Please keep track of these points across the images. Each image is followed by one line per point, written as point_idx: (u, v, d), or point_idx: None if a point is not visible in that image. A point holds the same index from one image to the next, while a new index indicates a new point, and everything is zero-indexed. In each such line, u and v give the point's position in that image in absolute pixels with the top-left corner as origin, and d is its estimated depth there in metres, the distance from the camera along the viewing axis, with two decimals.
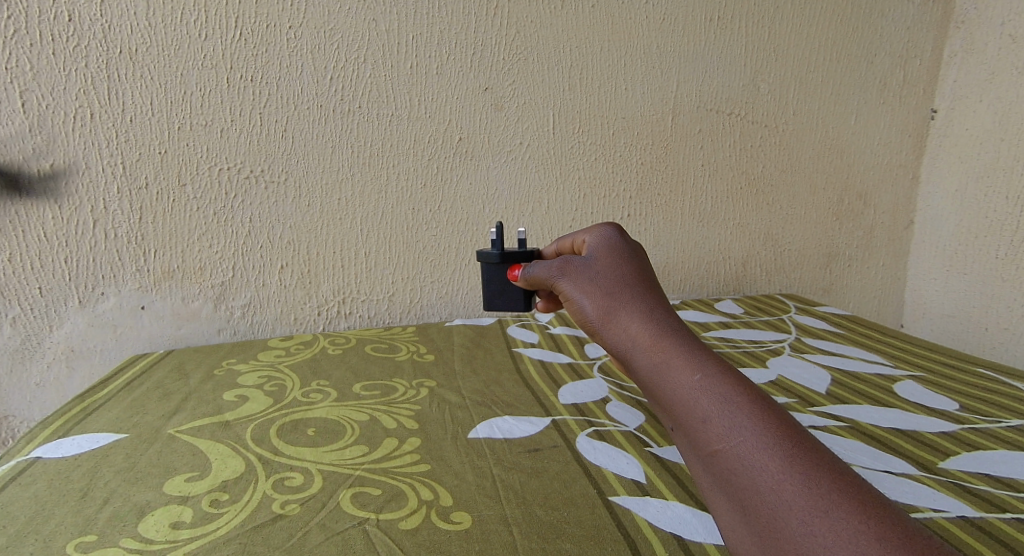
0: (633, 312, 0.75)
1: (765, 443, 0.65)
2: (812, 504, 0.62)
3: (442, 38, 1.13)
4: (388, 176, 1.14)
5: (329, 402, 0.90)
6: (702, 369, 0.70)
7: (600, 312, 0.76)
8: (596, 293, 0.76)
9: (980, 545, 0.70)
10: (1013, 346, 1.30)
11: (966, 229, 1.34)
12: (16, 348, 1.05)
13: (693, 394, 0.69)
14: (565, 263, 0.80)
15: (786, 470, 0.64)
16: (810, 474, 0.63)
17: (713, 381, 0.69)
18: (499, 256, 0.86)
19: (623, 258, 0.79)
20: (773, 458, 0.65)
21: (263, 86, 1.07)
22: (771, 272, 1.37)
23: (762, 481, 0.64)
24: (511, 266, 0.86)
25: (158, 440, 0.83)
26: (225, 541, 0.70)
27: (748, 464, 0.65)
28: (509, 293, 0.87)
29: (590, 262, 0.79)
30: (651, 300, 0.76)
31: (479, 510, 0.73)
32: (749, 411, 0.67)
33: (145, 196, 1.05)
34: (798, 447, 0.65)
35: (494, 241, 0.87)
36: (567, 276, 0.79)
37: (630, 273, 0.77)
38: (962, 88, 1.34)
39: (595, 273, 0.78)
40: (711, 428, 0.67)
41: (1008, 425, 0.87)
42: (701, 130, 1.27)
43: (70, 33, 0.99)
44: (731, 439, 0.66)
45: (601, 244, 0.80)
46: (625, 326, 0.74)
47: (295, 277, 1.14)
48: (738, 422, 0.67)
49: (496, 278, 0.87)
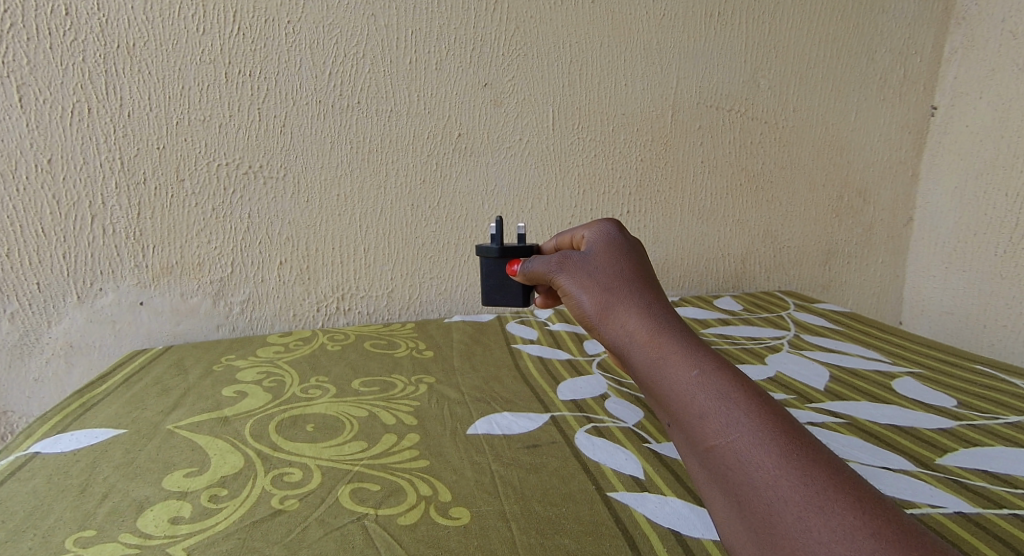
0: (631, 307, 0.75)
1: (762, 439, 0.65)
2: (809, 501, 0.62)
3: (442, 33, 1.13)
4: (387, 171, 1.14)
5: (328, 398, 0.90)
6: (700, 364, 0.70)
7: (599, 308, 0.76)
8: (595, 288, 0.76)
9: (977, 542, 0.70)
10: (1012, 343, 1.30)
11: (965, 226, 1.34)
12: (15, 343, 1.04)
13: (691, 390, 0.69)
14: (563, 258, 0.79)
15: (782, 466, 0.64)
16: (807, 470, 0.63)
17: (710, 377, 0.69)
18: (499, 251, 0.86)
19: (622, 253, 0.79)
20: (770, 454, 0.65)
21: (263, 81, 1.07)
22: (770, 268, 1.37)
23: (759, 477, 0.64)
24: (511, 261, 0.86)
25: (157, 436, 0.83)
26: (224, 536, 0.70)
27: (745, 459, 0.65)
28: (509, 288, 0.87)
29: (589, 257, 0.79)
30: (649, 296, 0.76)
31: (478, 506, 0.73)
32: (747, 407, 0.67)
33: (143, 192, 1.05)
34: (795, 444, 0.65)
35: (494, 237, 0.87)
36: (566, 272, 0.79)
37: (628, 269, 0.77)
38: (962, 85, 1.33)
39: (594, 268, 0.78)
40: (708, 423, 0.67)
41: (1005, 421, 0.87)
42: (700, 127, 1.27)
43: (67, 27, 0.99)
44: (728, 435, 0.66)
45: (601, 240, 0.80)
46: (624, 322, 0.74)
47: (294, 273, 1.14)
48: (735, 418, 0.67)
49: (496, 274, 0.87)
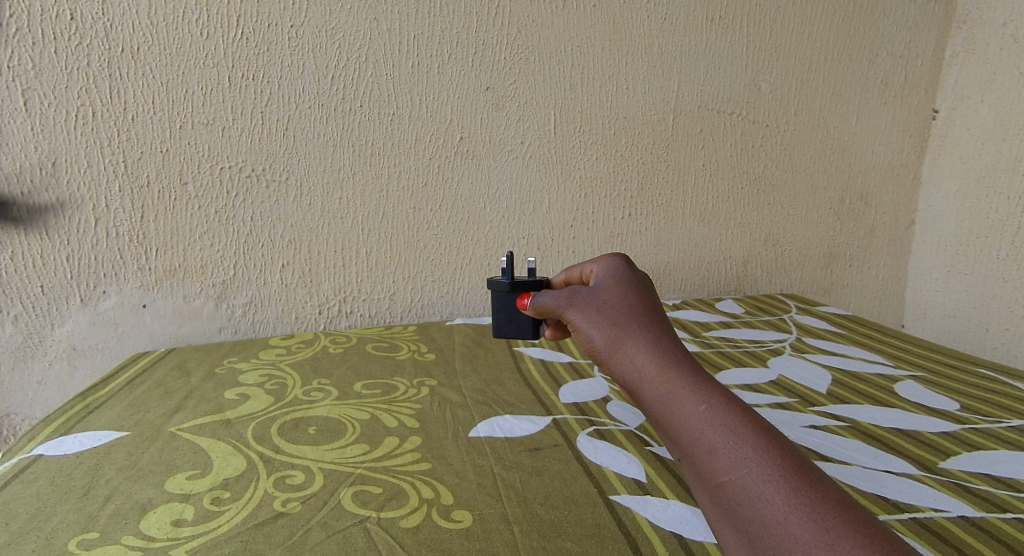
0: (639, 341, 0.72)
1: (770, 476, 0.64)
2: (819, 538, 0.60)
3: (443, 37, 1.13)
4: (388, 175, 1.15)
5: (329, 401, 0.91)
6: (707, 399, 0.68)
7: (607, 342, 0.73)
8: (603, 323, 0.74)
9: (980, 544, 0.70)
10: (1014, 347, 1.30)
11: (967, 230, 1.35)
12: (17, 346, 1.05)
13: (699, 426, 0.67)
14: (573, 293, 0.78)
15: (792, 504, 0.62)
16: (816, 507, 0.62)
17: (717, 412, 0.67)
18: (509, 284, 0.85)
19: (630, 288, 0.77)
20: (779, 490, 0.63)
21: (265, 86, 1.07)
22: (771, 272, 1.37)
23: (769, 514, 0.62)
24: (521, 295, 0.84)
25: (159, 439, 0.83)
26: (226, 539, 0.70)
27: (754, 496, 0.63)
28: (519, 321, 0.85)
29: (598, 292, 0.77)
30: (658, 330, 0.73)
31: (479, 509, 0.73)
32: (755, 443, 0.65)
33: (146, 195, 1.05)
34: (804, 479, 0.63)
35: (505, 270, 0.86)
36: (576, 307, 0.77)
37: (636, 304, 0.75)
38: (962, 89, 1.34)
39: (602, 303, 0.76)
40: (716, 459, 0.66)
41: (1008, 425, 0.87)
42: (701, 130, 1.27)
43: (71, 32, 0.99)
44: (736, 471, 0.65)
45: (609, 275, 0.78)
46: (633, 356, 0.72)
47: (296, 276, 1.14)
48: (744, 454, 0.65)
49: (507, 307, 0.85)
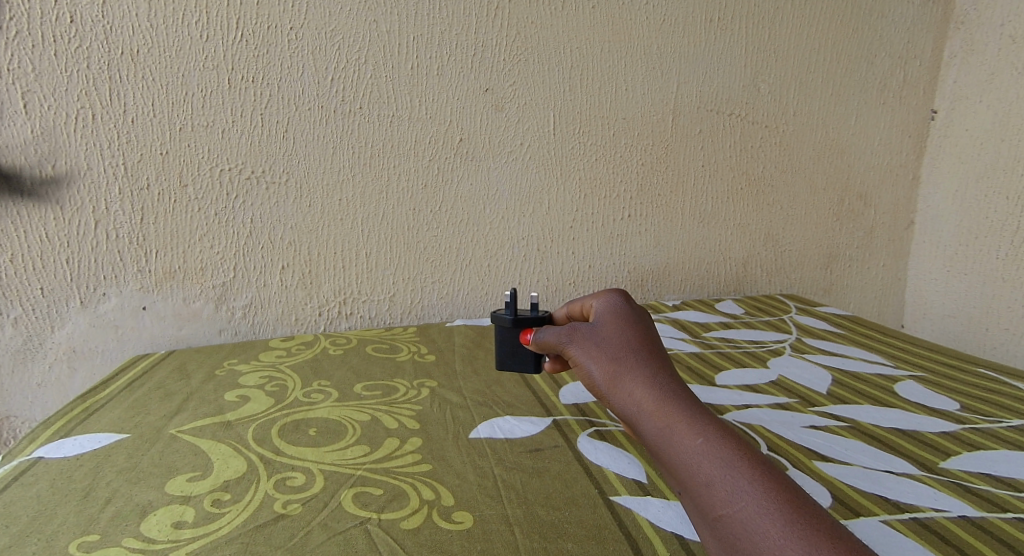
0: (638, 375, 0.71)
1: (766, 508, 0.63)
2: None
3: (442, 39, 1.13)
4: (388, 176, 1.15)
5: (329, 402, 0.91)
6: (705, 432, 0.67)
7: (607, 378, 0.72)
8: (603, 358, 0.73)
9: (980, 545, 0.69)
10: (1013, 346, 1.31)
11: (966, 230, 1.35)
12: (18, 348, 1.05)
13: (696, 458, 0.66)
14: (573, 329, 0.77)
15: (788, 536, 0.62)
16: (811, 539, 0.61)
17: (714, 445, 0.66)
18: (511, 320, 0.84)
19: (629, 323, 0.76)
20: (775, 523, 0.62)
21: (264, 88, 1.07)
22: (771, 272, 1.37)
23: (765, 546, 0.62)
24: (523, 330, 0.84)
25: (159, 441, 0.83)
26: (226, 541, 0.70)
27: (752, 529, 0.63)
28: (521, 355, 0.85)
29: (597, 328, 0.76)
30: (656, 364, 0.72)
31: (480, 510, 0.73)
32: (752, 475, 0.65)
33: (146, 197, 1.06)
34: (799, 511, 0.63)
35: (507, 303, 0.85)
36: (575, 342, 0.76)
37: (636, 338, 0.75)
38: (962, 89, 1.34)
39: (602, 338, 0.75)
40: (714, 491, 0.65)
41: (1008, 425, 0.87)
42: (701, 131, 1.27)
43: (72, 34, 0.99)
44: (733, 504, 0.64)
45: (607, 311, 0.78)
46: (632, 391, 0.71)
47: (296, 277, 1.14)
48: (741, 487, 0.64)
49: (509, 341, 0.85)
